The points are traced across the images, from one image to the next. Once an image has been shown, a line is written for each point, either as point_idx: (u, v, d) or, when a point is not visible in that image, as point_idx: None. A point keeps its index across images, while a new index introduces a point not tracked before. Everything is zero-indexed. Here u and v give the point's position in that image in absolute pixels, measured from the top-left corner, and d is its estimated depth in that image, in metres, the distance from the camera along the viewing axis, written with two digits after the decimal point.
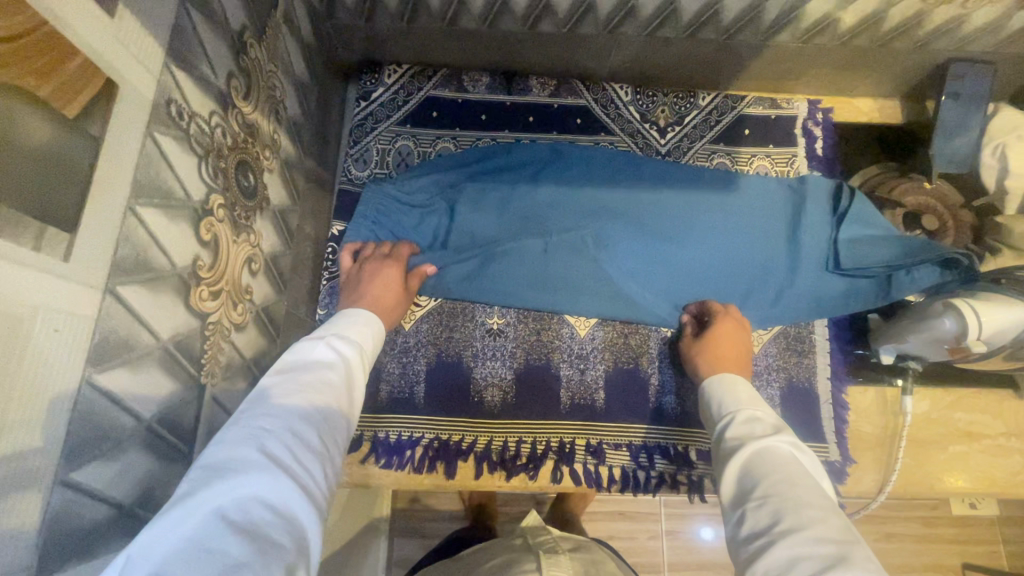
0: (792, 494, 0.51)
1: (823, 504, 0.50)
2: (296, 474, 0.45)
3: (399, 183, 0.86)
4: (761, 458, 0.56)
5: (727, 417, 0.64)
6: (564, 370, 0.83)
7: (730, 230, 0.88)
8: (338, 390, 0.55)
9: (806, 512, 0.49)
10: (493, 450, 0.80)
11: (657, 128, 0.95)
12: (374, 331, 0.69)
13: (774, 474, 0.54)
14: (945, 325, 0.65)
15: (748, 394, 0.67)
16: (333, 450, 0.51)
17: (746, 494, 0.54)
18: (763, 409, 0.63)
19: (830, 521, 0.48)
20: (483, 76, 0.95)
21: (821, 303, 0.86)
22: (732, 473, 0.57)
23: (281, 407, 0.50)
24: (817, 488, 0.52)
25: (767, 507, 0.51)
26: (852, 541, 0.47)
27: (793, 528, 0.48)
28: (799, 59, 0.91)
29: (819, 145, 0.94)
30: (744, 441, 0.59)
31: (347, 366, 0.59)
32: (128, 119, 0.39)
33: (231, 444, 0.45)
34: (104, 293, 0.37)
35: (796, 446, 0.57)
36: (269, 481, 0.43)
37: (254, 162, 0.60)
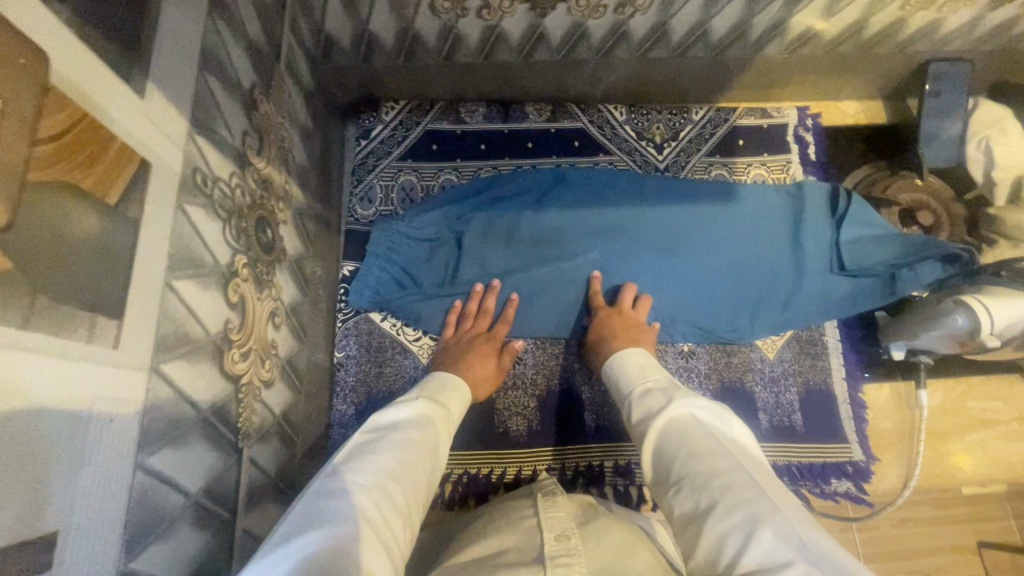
0: (698, 466, 0.47)
1: (727, 461, 0.46)
2: (380, 530, 0.45)
3: (407, 218, 0.85)
4: (666, 437, 0.52)
5: (629, 400, 0.61)
6: (585, 393, 0.83)
7: (735, 242, 0.90)
8: (423, 453, 0.56)
9: (714, 480, 0.45)
10: (522, 480, 0.79)
11: (654, 145, 0.97)
12: (457, 393, 0.69)
13: (680, 450, 0.49)
14: (958, 322, 0.67)
15: (641, 367, 0.64)
16: (415, 509, 0.51)
17: (665, 478, 0.49)
18: (656, 380, 0.60)
19: (735, 478, 0.44)
20: (480, 106, 0.95)
21: (830, 306, 0.88)
22: (648, 462, 0.52)
23: (370, 462, 0.51)
24: (718, 442, 0.48)
25: (683, 489, 0.46)
26: (757, 493, 0.42)
27: (706, 505, 0.43)
28: (787, 69, 0.93)
29: (812, 150, 0.97)
30: (645, 421, 0.55)
31: (431, 429, 0.59)
32: (161, 196, 0.39)
33: (329, 494, 0.47)
34: (149, 373, 0.37)
35: (689, 403, 0.53)
36: (363, 532, 0.43)
37: (271, 216, 0.60)
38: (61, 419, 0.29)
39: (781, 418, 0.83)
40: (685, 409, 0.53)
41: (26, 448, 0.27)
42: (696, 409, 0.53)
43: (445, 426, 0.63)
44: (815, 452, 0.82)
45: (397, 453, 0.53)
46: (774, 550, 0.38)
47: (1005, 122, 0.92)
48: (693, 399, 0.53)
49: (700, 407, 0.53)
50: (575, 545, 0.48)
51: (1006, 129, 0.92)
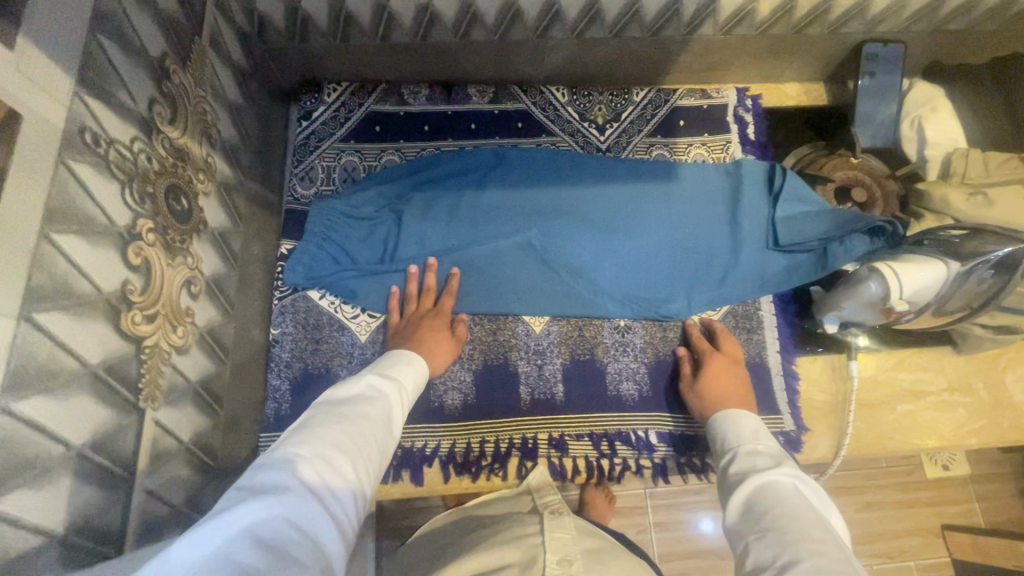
0: (792, 524, 0.51)
1: (823, 534, 0.49)
2: (327, 502, 0.46)
3: (346, 197, 0.86)
4: (761, 493, 0.56)
5: (732, 455, 0.65)
6: (522, 367, 0.84)
7: (673, 219, 0.92)
8: (373, 424, 0.56)
9: (802, 542, 0.48)
10: (457, 452, 0.80)
11: (596, 125, 0.98)
12: (416, 373, 0.69)
13: (773, 508, 0.53)
14: (871, 289, 0.68)
15: (755, 431, 0.67)
16: (366, 481, 0.52)
17: (749, 527, 0.53)
18: (767, 444, 0.64)
19: (827, 551, 0.47)
20: (423, 87, 0.96)
21: (766, 280, 0.89)
22: (737, 507, 0.57)
23: (319, 433, 0.51)
24: (818, 517, 0.52)
25: (768, 539, 0.50)
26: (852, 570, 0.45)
27: (787, 561, 0.47)
28: (725, 50, 0.95)
29: (751, 130, 0.98)
30: (746, 475, 0.60)
31: (383, 404, 0.59)
32: (38, 147, 0.40)
33: (270, 466, 0.47)
34: (18, 320, 0.37)
35: (795, 477, 0.57)
36: (304, 503, 0.44)
37: (187, 186, 0.60)
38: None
39: None
40: (787, 480, 0.57)
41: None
42: (800, 484, 0.56)
43: (402, 401, 0.63)
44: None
45: (344, 425, 0.53)
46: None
47: (936, 101, 0.94)
48: (802, 478, 0.57)
49: (806, 489, 0.56)
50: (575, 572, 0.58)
51: (937, 108, 0.94)
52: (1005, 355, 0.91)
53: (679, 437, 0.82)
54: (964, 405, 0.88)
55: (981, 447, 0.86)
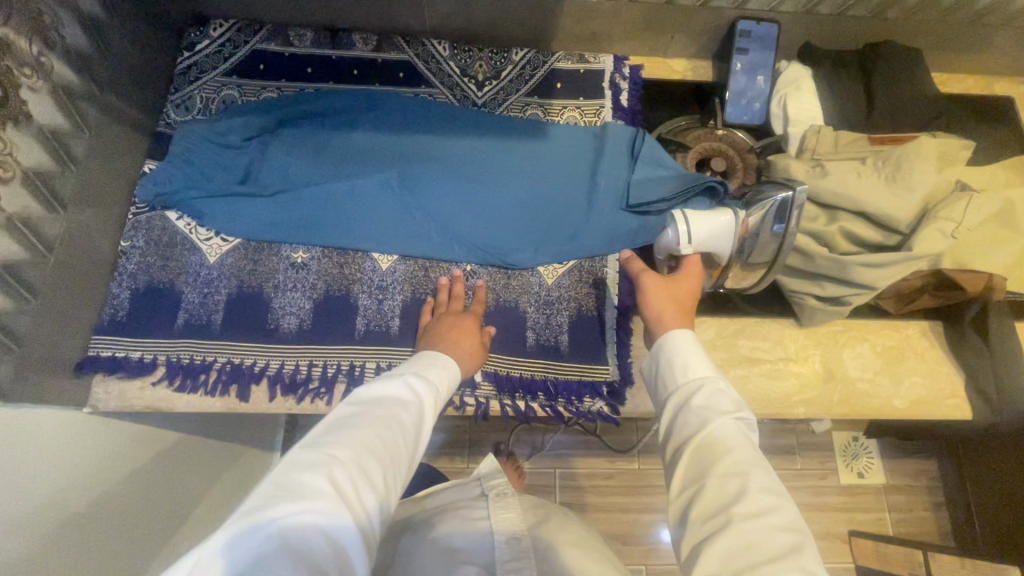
0: (750, 474, 0.51)
1: (776, 488, 0.51)
2: (356, 511, 0.48)
3: (211, 123, 0.89)
4: (718, 438, 0.54)
5: (689, 387, 0.60)
6: (361, 301, 0.86)
7: (534, 173, 0.94)
8: (408, 431, 0.56)
9: (760, 494, 0.49)
10: (285, 374, 0.82)
11: (475, 82, 1.00)
12: (451, 371, 0.69)
13: (734, 452, 0.53)
14: (669, 234, 0.78)
15: (706, 358, 0.62)
16: (394, 486, 0.53)
17: (704, 471, 0.53)
18: (728, 382, 0.61)
19: (781, 505, 0.49)
20: (308, 31, 1.00)
21: (615, 238, 0.91)
22: (694, 450, 0.55)
23: (353, 436, 0.52)
24: (767, 465, 0.53)
25: (731, 490, 0.50)
26: (800, 527, 0.48)
27: (751, 513, 0.48)
28: (600, 17, 0.98)
29: (624, 97, 1.00)
30: (705, 414, 0.57)
31: (420, 407, 0.60)
32: None
33: (308, 464, 0.49)
34: None
35: (746, 419, 0.57)
36: (332, 512, 0.46)
37: (3, 74, 0.64)
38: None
39: (549, 339, 0.88)
40: (740, 422, 0.57)
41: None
42: (749, 427, 0.57)
43: (435, 402, 0.63)
44: (574, 370, 0.86)
45: (380, 429, 0.54)
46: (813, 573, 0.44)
47: (803, 81, 0.96)
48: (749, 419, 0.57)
49: (749, 429, 0.57)
50: (523, 549, 0.63)
51: (802, 87, 0.96)
52: (846, 332, 0.91)
53: (504, 378, 0.84)
54: (797, 377, 0.89)
55: (808, 417, 0.87)
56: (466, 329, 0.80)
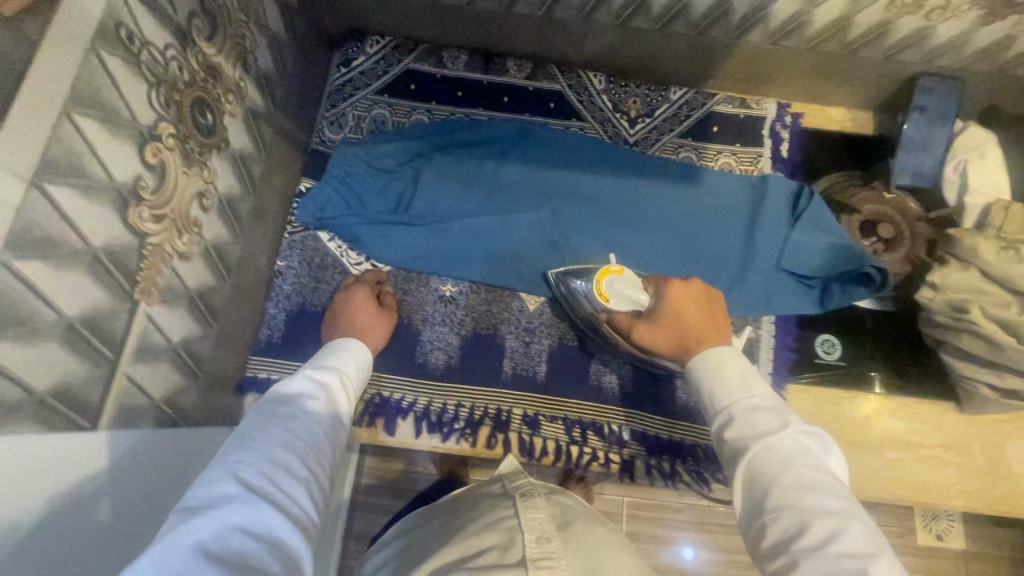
0: (808, 505, 0.48)
1: (841, 509, 0.47)
2: (279, 502, 0.49)
3: (371, 148, 0.89)
4: (766, 468, 0.51)
5: (724, 411, 0.58)
6: (509, 342, 0.85)
7: (686, 222, 0.91)
8: (315, 424, 0.58)
9: (823, 522, 0.46)
10: (431, 411, 0.81)
11: (628, 118, 0.97)
12: (360, 358, 0.72)
13: (785, 482, 0.50)
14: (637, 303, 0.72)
15: (739, 372, 0.59)
16: (317, 475, 0.54)
17: (761, 502, 0.50)
18: (761, 393, 0.57)
19: (850, 529, 0.46)
20: (462, 53, 0.97)
21: (768, 298, 0.89)
22: (743, 482, 0.52)
23: (261, 439, 0.53)
24: (830, 483, 0.49)
25: (787, 519, 0.48)
26: (874, 552, 0.44)
27: (816, 543, 0.45)
28: (771, 60, 0.92)
29: (785, 147, 0.96)
30: (746, 437, 0.54)
31: (325, 397, 0.62)
32: (69, 29, 0.42)
33: (210, 479, 0.48)
34: (31, 186, 0.40)
35: (802, 433, 0.53)
36: (249, 507, 0.46)
37: (214, 103, 0.63)
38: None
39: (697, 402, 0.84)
40: (793, 436, 0.53)
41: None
42: (805, 440, 0.53)
43: (343, 390, 0.66)
44: (697, 433, 0.82)
45: (288, 427, 0.55)
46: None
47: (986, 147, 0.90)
48: (804, 430, 0.53)
49: (810, 439, 0.53)
50: (555, 548, 0.58)
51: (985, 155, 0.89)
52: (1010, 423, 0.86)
53: (653, 439, 0.82)
54: (955, 466, 0.84)
55: (965, 511, 0.82)
56: (371, 320, 0.79)
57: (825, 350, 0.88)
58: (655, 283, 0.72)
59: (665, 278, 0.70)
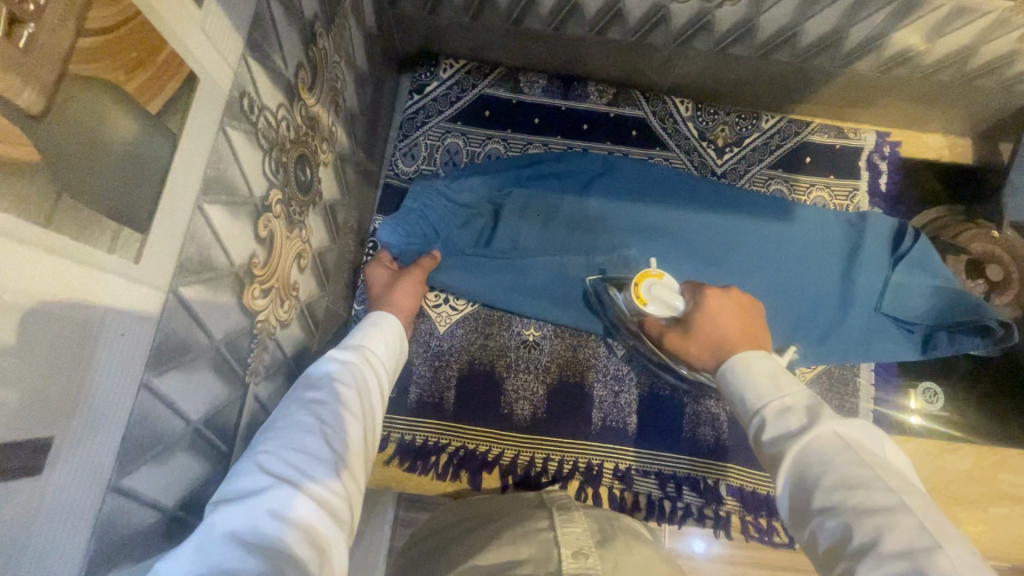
0: (849, 501, 0.43)
1: (887, 500, 0.42)
2: (308, 488, 0.44)
3: (448, 179, 0.82)
4: (805, 471, 0.46)
5: (756, 415, 0.53)
6: (596, 391, 0.81)
7: (780, 260, 0.85)
8: (347, 404, 0.52)
9: (869, 520, 0.41)
10: (518, 464, 0.78)
11: (715, 147, 0.92)
12: (391, 337, 0.65)
13: (825, 481, 0.45)
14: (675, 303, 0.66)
15: (770, 375, 0.55)
16: (348, 457, 0.49)
17: (805, 507, 0.45)
18: (793, 393, 0.52)
19: (899, 521, 0.40)
20: (541, 78, 0.92)
21: (870, 345, 0.83)
22: (784, 485, 0.48)
23: (286, 424, 0.48)
24: (877, 476, 0.43)
25: (831, 517, 0.43)
26: (931, 543, 0.38)
27: (860, 544, 0.40)
28: (872, 90, 0.85)
29: (883, 180, 0.91)
30: (783, 440, 0.49)
31: (355, 376, 0.56)
32: (203, 113, 0.37)
33: (239, 471, 0.44)
34: (167, 294, 0.36)
35: (839, 427, 0.48)
36: (278, 497, 0.42)
37: (312, 156, 0.58)
38: (59, 340, 0.28)
39: None
40: (831, 433, 0.48)
41: (14, 361, 0.25)
42: (845, 434, 0.47)
43: (376, 368, 0.60)
44: (737, 473, 0.79)
45: (316, 410, 0.50)
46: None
47: None
48: (844, 424, 0.47)
49: (850, 431, 0.48)
50: (593, 564, 0.47)
51: None
52: None
53: (751, 496, 0.77)
54: None
55: None
56: (389, 283, 0.76)
57: (926, 400, 0.85)
58: (689, 291, 0.68)
59: (702, 286, 0.66)
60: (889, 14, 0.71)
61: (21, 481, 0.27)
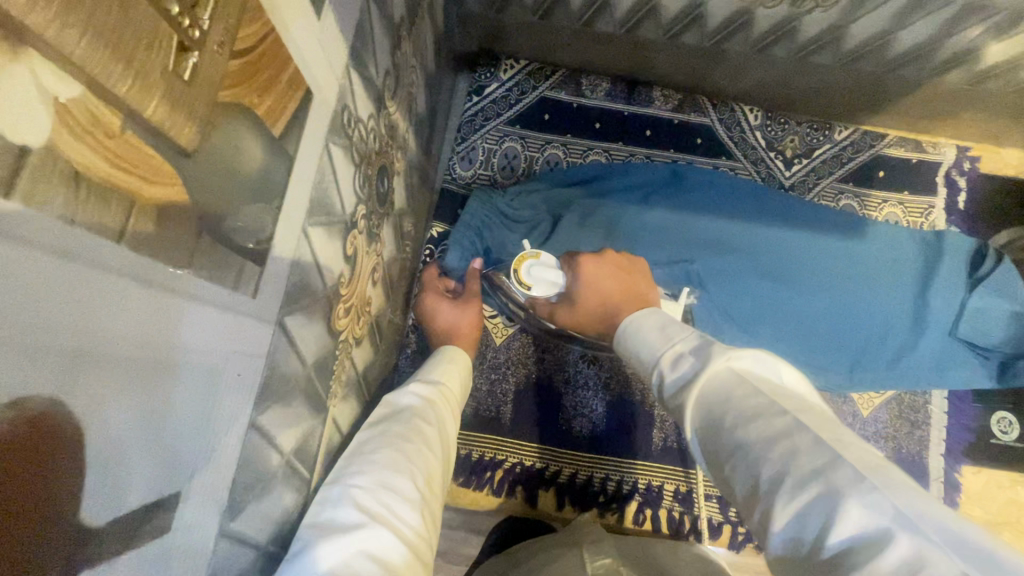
0: (750, 438, 0.34)
1: (783, 421, 0.34)
2: (397, 526, 0.40)
3: (509, 196, 0.80)
4: (708, 415, 0.38)
5: (655, 371, 0.47)
6: (659, 410, 0.78)
7: (854, 282, 0.80)
8: (433, 442, 0.50)
9: (773, 451, 0.33)
10: (576, 483, 0.76)
11: (783, 159, 0.89)
12: (456, 368, 0.64)
13: (724, 419, 0.37)
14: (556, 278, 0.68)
15: (657, 327, 0.52)
16: (429, 501, 0.46)
17: (716, 451, 0.37)
18: (683, 339, 0.48)
19: (801, 441, 0.32)
20: (604, 81, 0.89)
21: (942, 371, 0.79)
22: (694, 435, 0.40)
23: (374, 459, 0.46)
24: (773, 399, 0.35)
25: (739, 459, 0.34)
26: (836, 459, 0.30)
27: (768, 484, 0.32)
28: (958, 103, 0.81)
29: (961, 199, 0.88)
30: (680, 390, 0.42)
31: (435, 413, 0.54)
32: (315, 133, 0.35)
33: (332, 505, 0.41)
34: (275, 325, 0.34)
35: (728, 358, 0.40)
36: (377, 536, 0.38)
37: (390, 166, 0.56)
38: (196, 391, 0.26)
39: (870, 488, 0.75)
40: (722, 366, 0.40)
41: (158, 420, 0.23)
42: (737, 363, 0.39)
43: (450, 405, 0.59)
44: (642, 469, 0.77)
45: (406, 444, 0.48)
46: (867, 525, 0.27)
47: None
48: (734, 352, 0.40)
49: (741, 356, 0.40)
50: None
51: None
52: None
53: None
54: None
55: None
56: (448, 312, 0.75)
57: (1000, 429, 0.82)
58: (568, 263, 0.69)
59: (577, 255, 0.66)
60: (992, 27, 0.66)
61: (157, 541, 0.25)
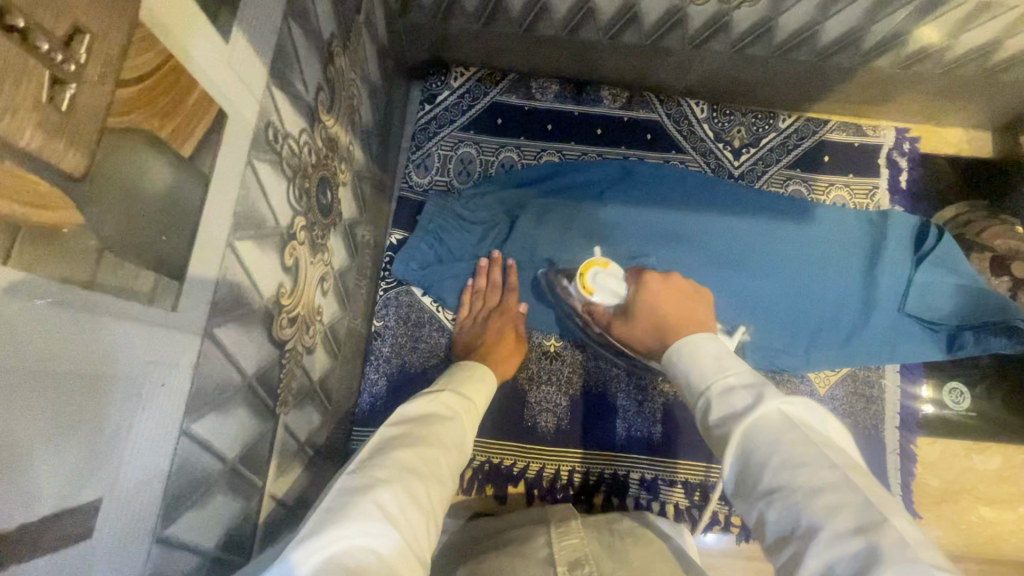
0: (796, 482, 0.36)
1: (833, 477, 0.36)
2: (410, 536, 0.36)
3: (464, 199, 0.83)
4: (749, 452, 0.40)
5: (703, 402, 0.46)
6: (620, 400, 0.80)
7: (803, 266, 0.83)
8: (452, 452, 0.46)
9: (818, 501, 0.35)
10: (544, 477, 0.78)
11: (731, 149, 0.91)
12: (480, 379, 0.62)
13: (771, 459, 0.38)
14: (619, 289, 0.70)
15: (712, 355, 0.48)
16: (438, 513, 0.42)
17: (749, 486, 0.39)
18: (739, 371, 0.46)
19: (848, 500, 0.34)
20: (553, 83, 0.91)
21: (891, 347, 0.82)
22: (734, 472, 0.40)
23: (398, 454, 0.41)
24: (821, 451, 0.37)
25: (778, 502, 0.36)
26: (881, 522, 0.33)
27: (807, 528, 0.34)
28: (892, 86, 0.83)
29: (904, 177, 0.90)
30: (729, 424, 0.42)
31: (459, 425, 0.51)
32: (233, 149, 0.37)
33: (350, 491, 0.37)
34: (203, 336, 0.35)
35: (782, 404, 0.41)
36: (388, 539, 0.34)
37: (332, 177, 0.57)
38: (108, 401, 0.27)
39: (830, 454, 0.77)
40: (774, 411, 0.41)
41: (65, 429, 0.25)
42: (790, 412, 0.40)
43: (472, 421, 0.55)
44: (686, 470, 0.78)
45: (426, 449, 0.44)
46: None
47: None
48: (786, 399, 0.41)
49: (795, 405, 0.41)
50: None
51: None
52: None
53: None
54: None
55: None
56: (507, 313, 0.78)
57: (953, 400, 0.84)
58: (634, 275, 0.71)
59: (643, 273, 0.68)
60: (913, 11, 0.69)
61: (75, 546, 0.26)
